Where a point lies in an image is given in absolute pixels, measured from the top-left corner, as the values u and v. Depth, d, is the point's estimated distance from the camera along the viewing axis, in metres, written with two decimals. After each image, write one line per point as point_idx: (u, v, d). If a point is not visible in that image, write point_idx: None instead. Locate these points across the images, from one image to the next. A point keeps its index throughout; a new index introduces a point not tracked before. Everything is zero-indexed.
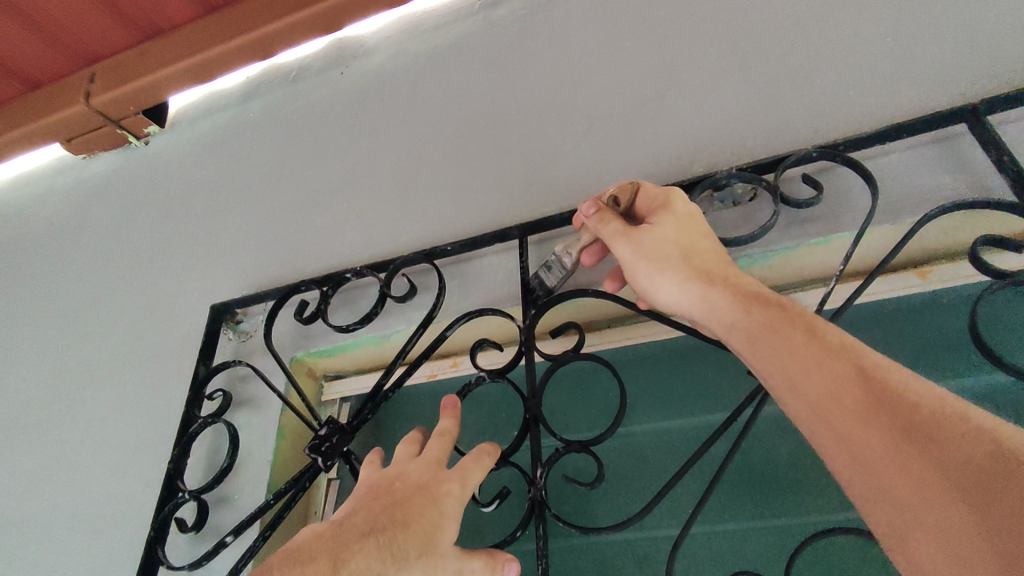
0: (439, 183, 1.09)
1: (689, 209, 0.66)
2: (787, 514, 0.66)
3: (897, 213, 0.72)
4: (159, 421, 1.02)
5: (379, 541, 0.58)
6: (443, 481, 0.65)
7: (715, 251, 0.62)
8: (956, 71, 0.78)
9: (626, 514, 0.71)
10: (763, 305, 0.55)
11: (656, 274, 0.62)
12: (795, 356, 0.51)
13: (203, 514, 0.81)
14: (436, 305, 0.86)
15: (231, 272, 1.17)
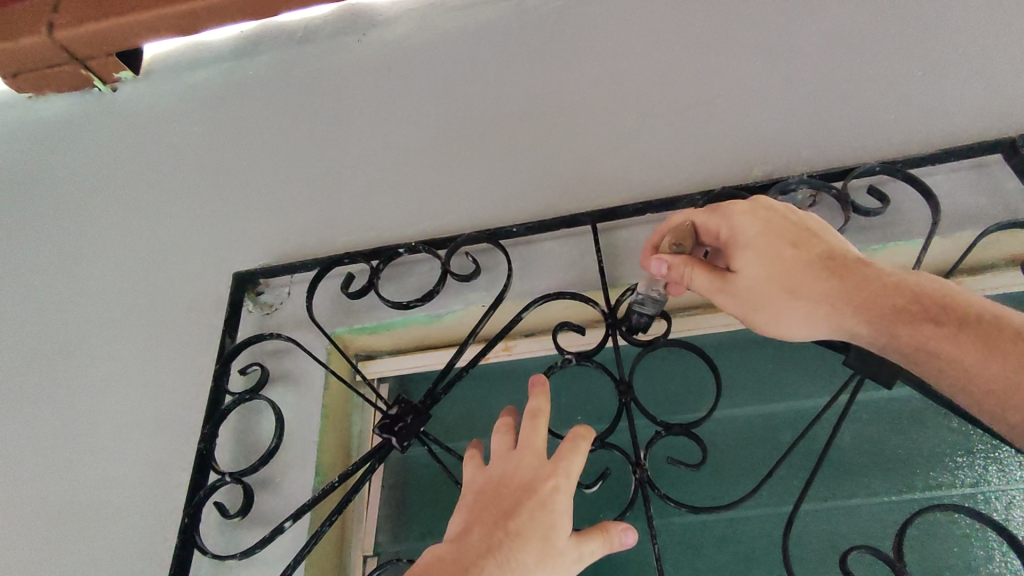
0: (484, 163, 1.02)
1: (760, 230, 0.66)
2: (875, 496, 0.73)
3: (956, 228, 0.78)
4: (169, 399, 0.92)
5: (500, 557, 0.55)
6: (550, 479, 0.60)
7: (814, 264, 0.63)
8: (1015, 99, 0.83)
9: (732, 496, 0.75)
10: (913, 323, 0.57)
11: (778, 317, 0.64)
12: (976, 372, 0.54)
13: (249, 499, 0.75)
14: (505, 288, 0.84)
15: (243, 240, 1.05)
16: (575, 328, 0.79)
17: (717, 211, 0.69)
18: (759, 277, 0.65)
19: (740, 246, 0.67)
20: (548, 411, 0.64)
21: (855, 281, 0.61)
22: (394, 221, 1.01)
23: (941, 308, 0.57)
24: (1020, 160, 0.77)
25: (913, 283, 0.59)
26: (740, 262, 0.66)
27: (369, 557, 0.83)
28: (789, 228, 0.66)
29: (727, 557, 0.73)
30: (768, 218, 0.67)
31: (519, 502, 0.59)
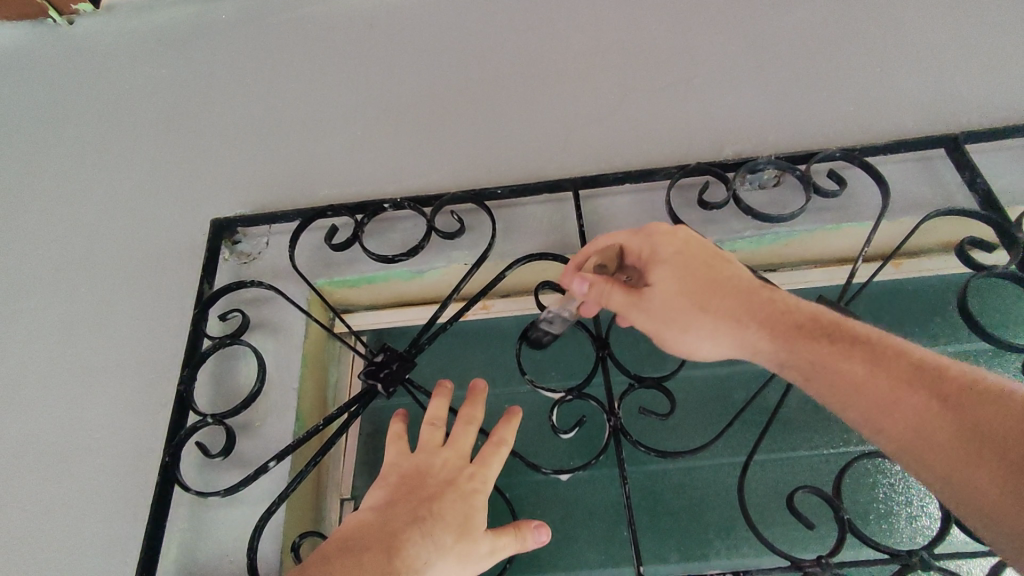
0: (466, 125, 1.03)
1: (679, 245, 0.67)
2: (817, 448, 0.81)
3: (902, 212, 0.86)
4: (125, 341, 0.87)
5: (424, 531, 0.57)
6: (470, 477, 0.63)
7: (724, 286, 0.65)
8: (958, 100, 0.91)
9: (690, 446, 0.81)
10: (808, 340, 0.60)
11: (684, 336, 0.66)
12: (866, 389, 0.56)
13: (232, 439, 0.75)
14: (489, 246, 0.87)
15: (212, 184, 1.01)
16: (555, 286, 0.83)
17: (643, 230, 0.70)
18: (671, 292, 0.65)
19: (657, 262, 0.67)
20: (477, 416, 0.68)
21: (761, 305, 0.64)
22: (375, 176, 1.00)
23: (840, 333, 0.60)
24: (959, 156, 0.86)
25: (817, 312, 0.62)
26: (655, 276, 0.67)
27: (345, 500, 0.86)
28: (707, 253, 0.68)
29: (683, 502, 0.79)
30: (687, 241, 0.68)
31: (442, 491, 0.61)
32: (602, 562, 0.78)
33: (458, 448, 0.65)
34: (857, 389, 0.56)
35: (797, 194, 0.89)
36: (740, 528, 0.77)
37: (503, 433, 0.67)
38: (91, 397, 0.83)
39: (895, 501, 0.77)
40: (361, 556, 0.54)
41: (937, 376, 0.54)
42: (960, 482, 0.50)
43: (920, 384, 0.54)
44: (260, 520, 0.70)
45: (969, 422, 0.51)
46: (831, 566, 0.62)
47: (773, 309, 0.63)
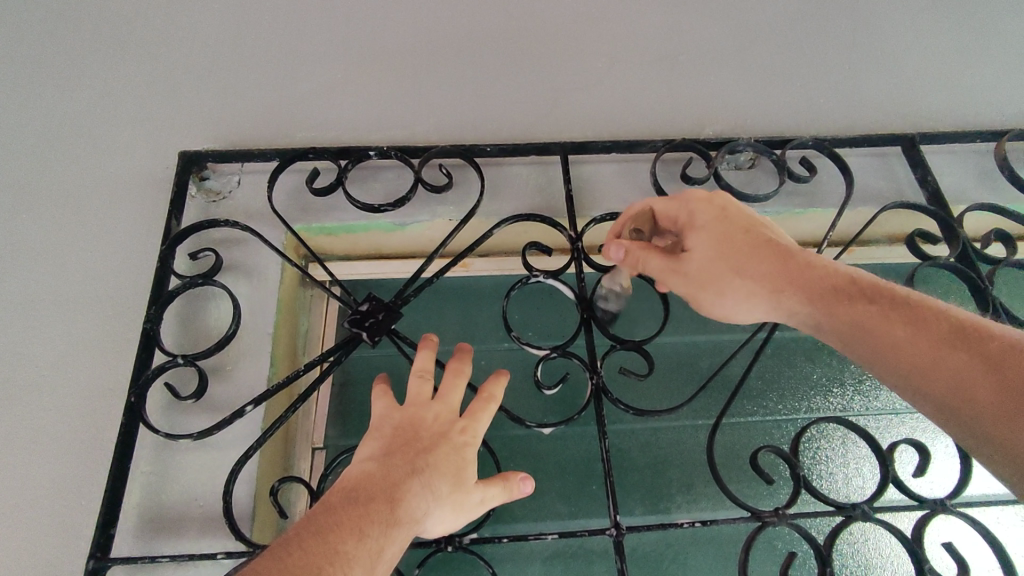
0: (453, 65, 0.97)
1: (715, 212, 0.69)
2: (770, 414, 0.87)
3: (862, 202, 0.92)
4: (77, 275, 0.80)
5: (423, 481, 0.58)
6: (461, 431, 0.64)
7: (760, 250, 0.65)
8: (919, 101, 0.98)
9: (658, 407, 0.86)
10: (851, 303, 0.60)
11: (720, 300, 0.67)
12: (901, 348, 0.56)
13: (204, 381, 0.72)
14: (477, 202, 0.85)
15: (170, 108, 0.92)
16: (542, 249, 0.82)
17: (678, 198, 0.72)
18: (710, 260, 0.67)
19: (695, 229, 0.69)
20: (466, 370, 0.69)
21: (796, 267, 0.64)
22: (357, 113, 0.93)
23: (873, 297, 0.60)
24: (914, 155, 0.93)
25: (854, 277, 0.62)
26: (694, 242, 0.68)
27: (317, 450, 0.86)
28: (743, 219, 0.69)
29: (649, 460, 0.84)
30: (722, 209, 0.69)
31: (436, 443, 0.62)
32: (571, 514, 0.81)
33: (448, 402, 0.66)
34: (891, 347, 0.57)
35: (771, 177, 0.94)
36: (700, 484, 0.83)
37: (492, 390, 0.68)
38: (38, 332, 0.77)
39: (835, 462, 0.85)
40: (366, 507, 0.54)
41: (970, 333, 0.55)
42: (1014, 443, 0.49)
43: (955, 343, 0.55)
44: (236, 464, 0.68)
45: (1003, 377, 0.52)
46: (786, 516, 0.67)
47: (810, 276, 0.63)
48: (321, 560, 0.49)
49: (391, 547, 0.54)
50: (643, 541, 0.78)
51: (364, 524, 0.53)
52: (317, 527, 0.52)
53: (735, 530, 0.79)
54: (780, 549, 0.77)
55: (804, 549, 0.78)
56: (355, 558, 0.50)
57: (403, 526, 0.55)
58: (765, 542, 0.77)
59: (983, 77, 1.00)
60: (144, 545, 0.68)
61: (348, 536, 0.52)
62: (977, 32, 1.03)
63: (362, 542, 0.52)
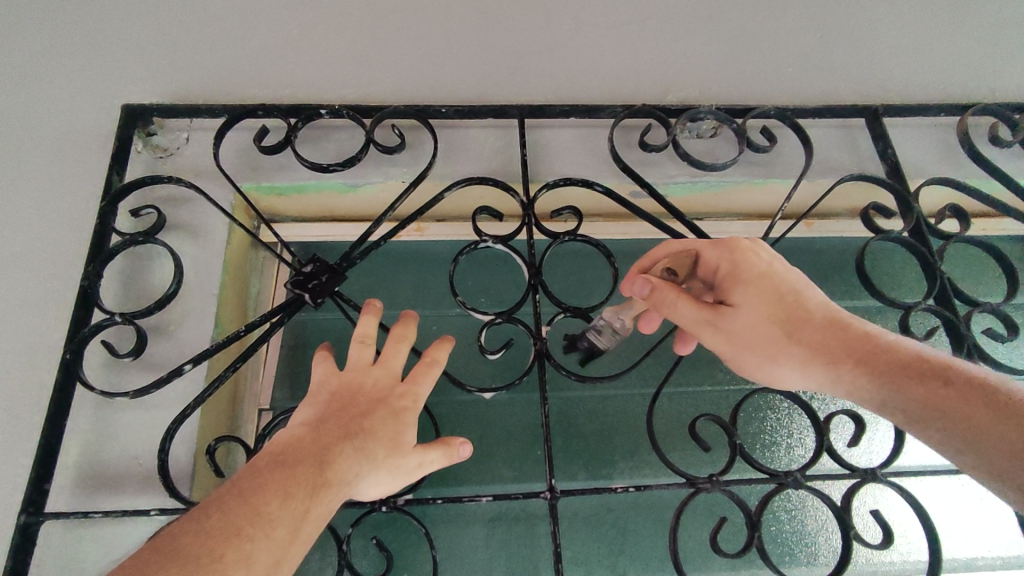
0: (408, 21, 0.93)
1: (764, 268, 0.66)
2: (718, 383, 0.88)
3: (822, 174, 0.91)
4: (15, 231, 0.78)
5: (356, 445, 0.58)
6: (401, 396, 0.63)
7: (805, 318, 0.63)
8: (886, 71, 0.96)
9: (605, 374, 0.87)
10: (910, 378, 0.56)
11: (770, 362, 0.64)
12: (985, 432, 0.51)
13: (144, 340, 0.71)
14: (430, 165, 0.83)
15: (113, 60, 0.89)
16: (493, 214, 0.81)
17: (721, 246, 0.68)
18: (757, 317, 0.64)
19: (739, 282, 0.65)
20: (409, 336, 0.68)
21: (852, 337, 0.60)
22: (309, 70, 0.90)
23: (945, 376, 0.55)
24: (877, 128, 0.92)
25: (917, 351, 0.58)
26: (739, 297, 0.65)
27: (263, 411, 0.86)
28: (790, 275, 0.65)
29: (595, 427, 0.85)
30: (770, 263, 0.66)
31: (372, 408, 0.61)
32: (515, 478, 0.82)
33: (388, 366, 0.65)
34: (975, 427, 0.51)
35: (730, 147, 0.92)
36: (643, 452, 0.84)
37: (436, 355, 0.67)
38: None
39: (779, 433, 0.86)
40: (292, 469, 0.54)
41: None
42: None
43: None
44: (172, 422, 0.67)
45: None
46: (721, 482, 0.68)
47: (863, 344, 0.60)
48: (241, 522, 0.49)
49: (318, 508, 0.53)
50: (583, 506, 0.79)
51: (289, 486, 0.53)
52: (239, 489, 0.51)
53: (673, 495, 0.80)
54: (714, 514, 0.79)
55: (738, 514, 0.80)
56: (278, 519, 0.50)
57: (332, 489, 0.55)
58: (701, 507, 0.79)
59: (951, 49, 0.98)
60: (81, 501, 0.68)
61: (272, 497, 0.51)
62: (951, 0, 1.00)
63: (286, 504, 0.51)
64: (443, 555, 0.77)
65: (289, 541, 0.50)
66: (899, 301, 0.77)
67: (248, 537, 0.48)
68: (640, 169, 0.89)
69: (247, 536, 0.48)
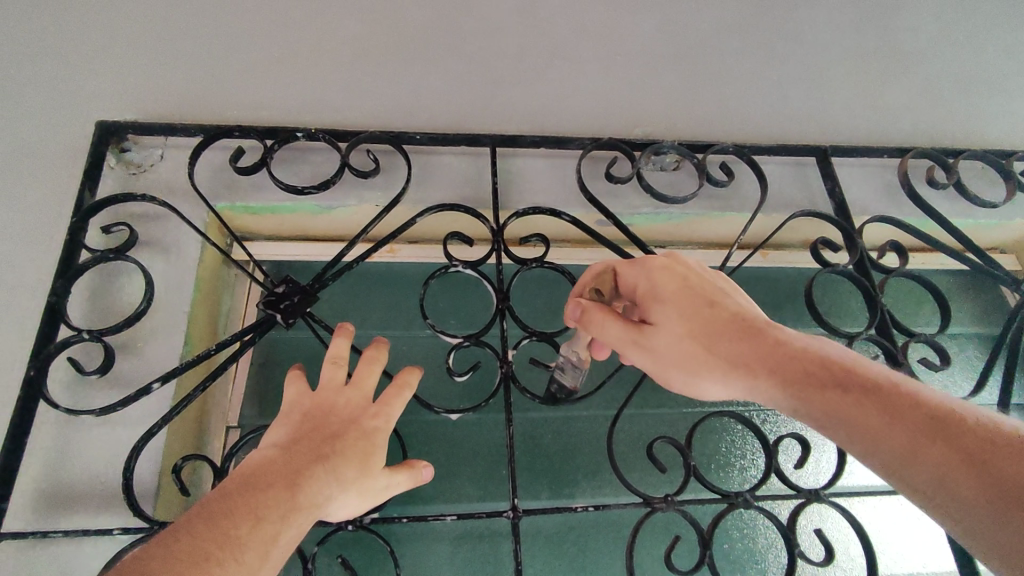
0: (385, 48, 0.96)
1: (685, 277, 0.65)
2: (676, 405, 0.92)
3: (775, 208, 0.97)
4: None
5: (327, 467, 0.59)
6: (374, 416, 0.65)
7: (729, 322, 0.61)
8: (835, 114, 1.03)
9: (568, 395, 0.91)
10: (818, 384, 0.55)
11: (692, 376, 0.61)
12: (883, 437, 0.51)
13: (112, 357, 0.71)
14: (404, 190, 0.85)
15: (87, 75, 0.89)
16: (464, 239, 0.83)
17: (637, 263, 0.68)
18: (677, 331, 0.62)
19: (657, 301, 0.65)
20: (382, 358, 0.69)
21: (766, 342, 0.59)
22: (286, 93, 0.92)
23: (856, 374, 0.55)
24: (826, 167, 0.98)
25: (825, 354, 0.57)
26: (660, 315, 0.64)
27: (231, 429, 0.86)
28: (704, 288, 0.64)
29: (559, 447, 0.87)
30: (683, 278, 0.65)
31: (345, 429, 0.63)
32: (479, 497, 0.84)
33: (361, 388, 0.66)
34: (876, 422, 0.52)
35: (692, 180, 0.97)
36: (604, 472, 0.87)
37: (407, 377, 0.69)
38: None
39: (734, 454, 0.90)
40: (263, 492, 0.55)
41: (948, 422, 0.51)
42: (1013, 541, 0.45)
43: (934, 433, 0.50)
44: (139, 441, 0.67)
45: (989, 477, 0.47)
46: (674, 502, 0.71)
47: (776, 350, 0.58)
48: (209, 546, 0.50)
49: (287, 532, 0.54)
50: (546, 524, 0.82)
51: (259, 510, 0.54)
52: (209, 513, 0.52)
53: (631, 514, 0.83)
54: (670, 532, 0.82)
55: (693, 532, 0.83)
56: (247, 544, 0.51)
57: (302, 512, 0.56)
58: (658, 526, 0.82)
59: (894, 94, 1.05)
60: (41, 520, 0.68)
61: (242, 521, 0.52)
62: (896, 49, 1.08)
63: (255, 528, 0.52)
64: (407, 573, 0.78)
65: (257, 565, 0.51)
66: (843, 332, 0.82)
67: (217, 563, 0.49)
68: (606, 199, 0.94)
69: (215, 561, 0.49)
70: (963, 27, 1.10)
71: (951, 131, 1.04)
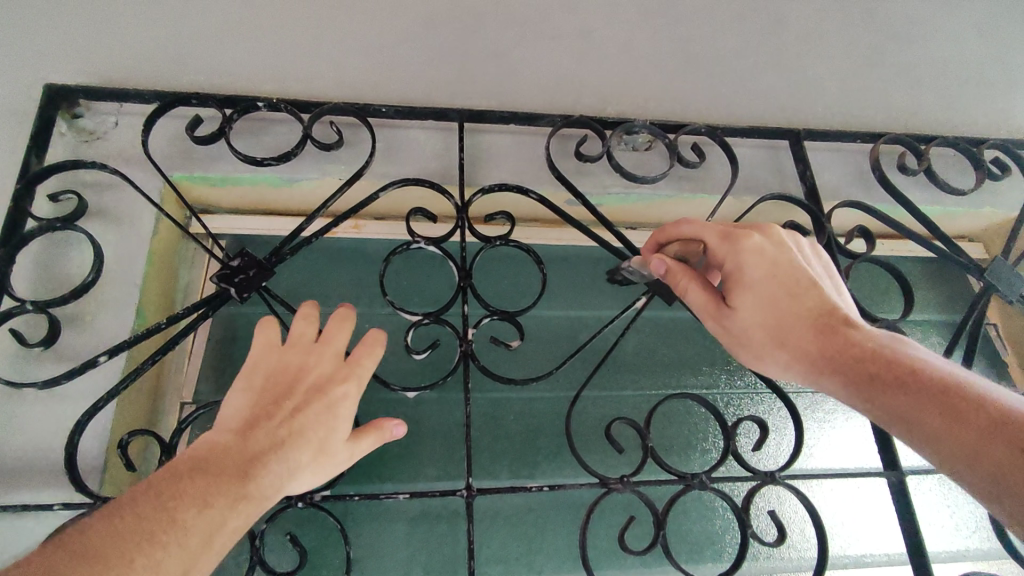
0: (354, 17, 0.93)
1: (777, 255, 0.67)
2: (637, 387, 0.92)
3: (746, 192, 0.96)
4: None
5: (284, 446, 0.56)
6: (340, 388, 0.61)
7: (804, 318, 0.64)
8: (810, 96, 1.02)
9: (528, 375, 0.90)
10: (880, 387, 0.57)
11: (760, 361, 0.67)
12: (940, 437, 0.52)
13: (57, 329, 0.70)
14: (368, 163, 0.82)
15: (38, 36, 0.85)
16: (427, 215, 0.81)
17: (727, 240, 0.68)
18: (749, 321, 0.66)
19: (742, 284, 0.66)
20: (353, 323, 0.65)
21: (840, 343, 0.61)
22: (248, 61, 0.89)
23: (919, 369, 0.57)
24: (798, 150, 0.96)
25: (895, 355, 0.58)
26: (737, 300, 0.67)
27: (185, 404, 0.84)
28: (786, 275, 0.66)
29: (521, 427, 0.87)
30: (773, 264, 0.66)
31: (307, 400, 0.60)
32: (437, 476, 0.83)
33: (327, 356, 0.62)
34: (910, 396, 0.55)
35: (663, 160, 0.96)
36: (565, 452, 0.87)
37: (378, 345, 0.65)
38: None
39: (695, 436, 0.91)
40: (214, 472, 0.52)
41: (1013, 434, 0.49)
42: None
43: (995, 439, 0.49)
44: (82, 416, 0.66)
45: None
46: (630, 483, 0.71)
47: (845, 348, 0.61)
48: (155, 527, 0.47)
49: (239, 513, 0.52)
50: (504, 503, 0.82)
51: (208, 492, 0.51)
52: (156, 492, 0.49)
53: (590, 495, 0.84)
54: (627, 513, 0.83)
55: (648, 513, 0.83)
56: (193, 526, 0.49)
57: (259, 492, 0.54)
58: (615, 506, 0.83)
59: (872, 79, 1.04)
60: None
61: (190, 504, 0.50)
62: (877, 32, 1.06)
63: (204, 510, 0.50)
64: (360, 551, 0.78)
65: (207, 548, 0.49)
66: None
67: (162, 545, 0.47)
68: (576, 178, 0.92)
69: (159, 543, 0.47)
70: (947, 13, 1.09)
71: (925, 119, 1.04)
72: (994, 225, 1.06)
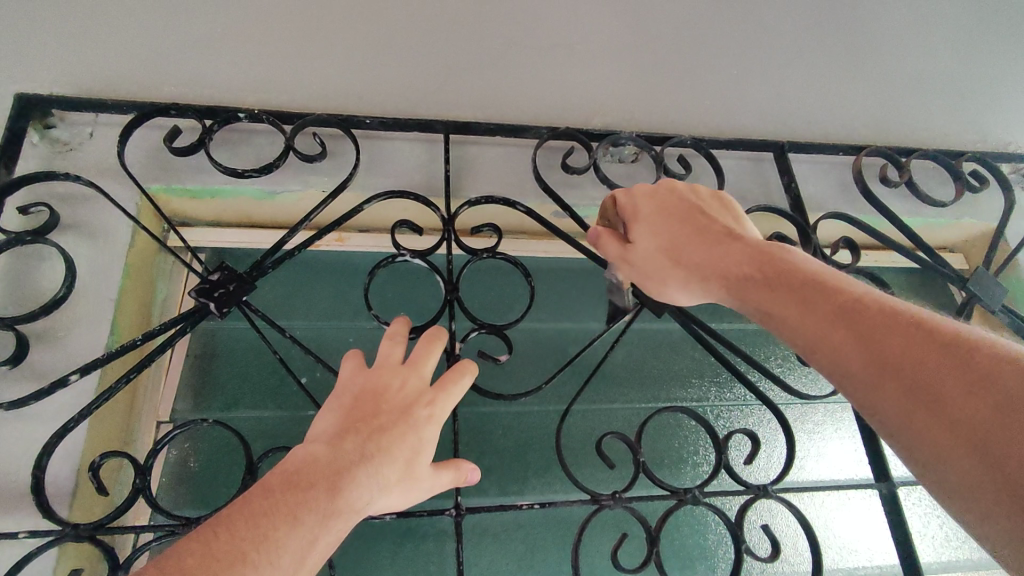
0: (338, 29, 0.92)
1: (679, 195, 0.68)
2: (627, 401, 0.91)
3: (732, 204, 0.97)
4: None
5: (371, 466, 0.49)
6: (428, 405, 0.55)
7: (697, 238, 0.64)
8: (793, 110, 1.03)
9: (516, 390, 0.89)
10: (758, 286, 0.58)
11: (666, 287, 0.65)
12: (803, 327, 0.54)
13: (25, 346, 0.67)
14: (350, 176, 0.81)
15: (11, 45, 0.83)
16: (413, 228, 0.79)
17: (631, 191, 0.70)
18: (650, 247, 0.66)
19: (639, 220, 0.68)
20: (443, 338, 0.59)
21: (723, 255, 0.61)
22: (229, 72, 0.87)
23: (789, 267, 0.58)
24: (783, 162, 0.97)
25: (769, 257, 0.59)
26: (637, 233, 0.67)
27: (162, 423, 0.82)
28: (683, 208, 0.67)
29: (510, 443, 0.85)
30: (666, 198, 0.68)
31: (396, 419, 0.53)
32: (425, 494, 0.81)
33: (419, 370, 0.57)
34: (778, 293, 0.57)
35: (649, 172, 0.96)
36: (555, 468, 0.85)
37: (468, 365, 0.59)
38: None
39: (686, 450, 0.90)
40: (303, 491, 0.46)
41: (859, 312, 0.52)
42: (916, 423, 0.46)
43: (844, 320, 0.52)
44: (52, 437, 0.63)
45: (882, 355, 0.49)
46: (622, 499, 0.69)
47: (729, 259, 0.61)
48: (247, 544, 0.42)
49: (326, 537, 0.46)
50: (494, 522, 0.80)
51: (297, 509, 0.45)
52: (250, 508, 0.44)
53: (581, 511, 0.82)
54: (619, 529, 0.81)
55: (640, 530, 0.82)
56: (285, 547, 0.43)
57: (346, 515, 0.47)
58: (607, 522, 0.81)
59: (852, 93, 1.06)
60: None
61: (280, 522, 0.44)
62: (857, 48, 1.08)
63: (294, 529, 0.44)
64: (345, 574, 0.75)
65: (295, 573, 0.43)
66: None
67: (253, 565, 0.41)
68: (563, 190, 0.92)
69: (251, 563, 0.41)
70: (923, 30, 1.11)
71: (904, 132, 1.06)
72: (974, 236, 1.08)
